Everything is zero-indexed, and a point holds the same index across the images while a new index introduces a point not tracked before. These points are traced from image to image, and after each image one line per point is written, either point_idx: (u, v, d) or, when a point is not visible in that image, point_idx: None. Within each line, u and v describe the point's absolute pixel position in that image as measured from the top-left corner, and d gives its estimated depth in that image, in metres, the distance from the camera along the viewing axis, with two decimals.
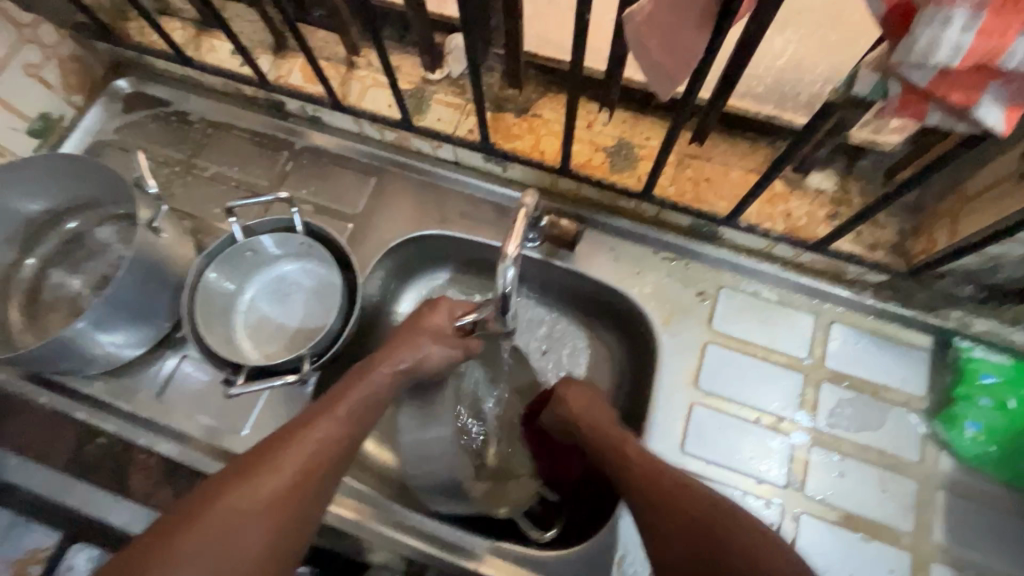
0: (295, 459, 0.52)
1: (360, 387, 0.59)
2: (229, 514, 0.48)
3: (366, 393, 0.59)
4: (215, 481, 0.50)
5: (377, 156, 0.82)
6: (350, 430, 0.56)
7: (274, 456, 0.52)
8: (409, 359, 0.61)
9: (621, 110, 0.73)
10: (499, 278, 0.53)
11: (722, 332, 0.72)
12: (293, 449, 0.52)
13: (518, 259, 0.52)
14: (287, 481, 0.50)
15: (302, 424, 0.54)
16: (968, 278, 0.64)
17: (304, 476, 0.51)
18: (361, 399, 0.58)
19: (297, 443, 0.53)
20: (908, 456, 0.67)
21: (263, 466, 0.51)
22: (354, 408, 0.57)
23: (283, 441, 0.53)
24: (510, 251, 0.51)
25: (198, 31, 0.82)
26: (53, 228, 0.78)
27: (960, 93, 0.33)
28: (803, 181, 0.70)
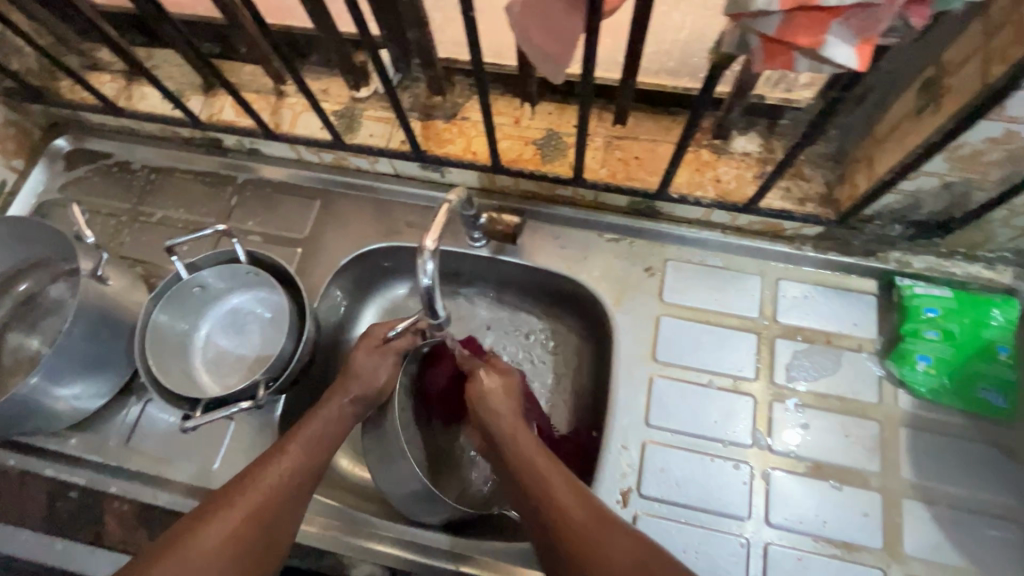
0: (251, 496, 0.54)
1: (316, 421, 0.61)
2: (190, 554, 0.49)
3: (325, 424, 0.61)
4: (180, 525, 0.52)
5: (319, 180, 0.83)
6: (308, 464, 0.58)
7: (232, 499, 0.54)
8: (361, 389, 0.63)
9: (545, 103, 0.75)
10: (421, 274, 0.54)
11: (673, 304, 0.73)
12: (252, 486, 0.55)
13: (438, 254, 0.54)
14: (246, 516, 0.53)
15: (259, 464, 0.57)
16: (895, 218, 0.66)
17: (263, 514, 0.54)
18: (316, 434, 0.60)
19: (256, 480, 0.55)
20: (868, 398, 0.68)
21: (223, 512, 0.52)
22: (311, 442, 0.59)
23: (239, 484, 0.55)
24: (427, 244, 0.53)
25: (128, 81, 0.84)
26: (6, 292, 0.78)
27: (806, 37, 0.35)
28: (728, 146, 0.71)
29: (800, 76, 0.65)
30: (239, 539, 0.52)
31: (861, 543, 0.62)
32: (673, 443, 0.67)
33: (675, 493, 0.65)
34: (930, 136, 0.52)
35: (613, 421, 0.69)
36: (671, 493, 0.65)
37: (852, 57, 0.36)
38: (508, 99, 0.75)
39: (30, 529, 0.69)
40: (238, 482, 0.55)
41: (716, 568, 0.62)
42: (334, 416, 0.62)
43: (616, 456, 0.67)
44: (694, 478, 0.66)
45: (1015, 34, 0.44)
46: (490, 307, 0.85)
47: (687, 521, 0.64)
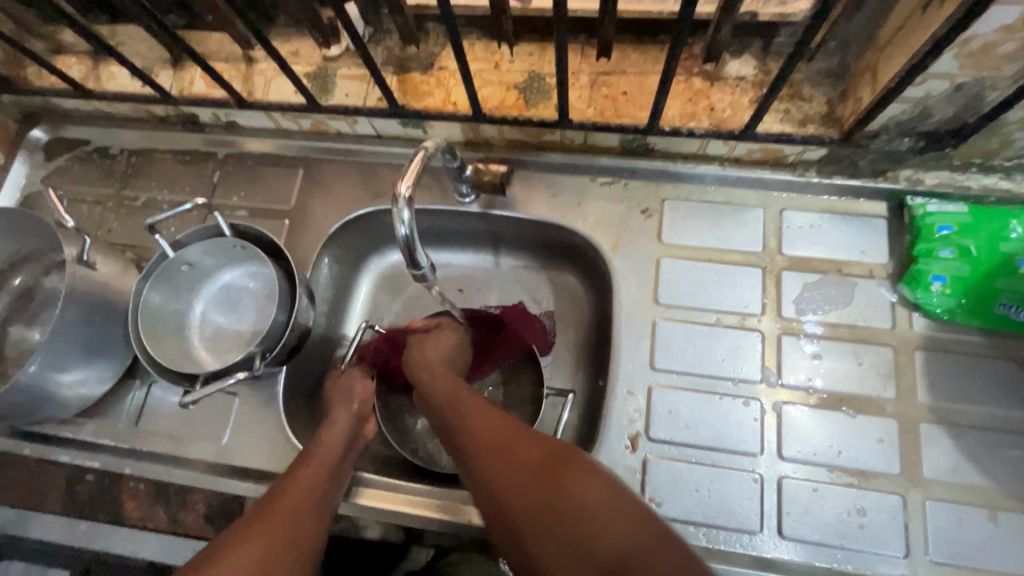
0: (292, 496, 0.56)
1: (327, 443, 0.63)
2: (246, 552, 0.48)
3: (335, 450, 0.63)
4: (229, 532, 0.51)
5: (301, 148, 0.81)
6: (323, 478, 0.60)
7: (273, 502, 0.56)
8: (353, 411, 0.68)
9: (525, 45, 0.71)
10: (399, 225, 0.53)
11: (673, 244, 0.71)
12: (290, 491, 0.57)
13: (413, 201, 0.52)
14: (293, 508, 0.55)
15: (290, 473, 0.60)
16: (904, 131, 0.62)
17: (303, 511, 0.56)
18: (327, 456, 0.62)
19: (292, 484, 0.58)
20: (880, 324, 0.65)
21: (261, 526, 0.52)
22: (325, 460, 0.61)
23: (275, 492, 0.57)
24: (402, 192, 0.51)
25: (95, 61, 0.81)
26: (2, 287, 0.78)
27: None
28: (721, 71, 0.67)
29: None
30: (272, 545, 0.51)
31: (878, 471, 0.61)
32: (681, 385, 0.66)
33: (685, 434, 0.64)
34: (936, 33, 0.48)
35: (618, 366, 0.67)
36: (681, 435, 0.64)
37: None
38: (485, 44, 0.72)
39: (53, 514, 0.70)
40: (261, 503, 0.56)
41: (730, 505, 0.61)
42: (342, 432, 0.65)
43: (623, 402, 0.66)
44: (704, 419, 0.65)
45: None
46: (485, 265, 0.83)
47: (698, 461, 0.63)
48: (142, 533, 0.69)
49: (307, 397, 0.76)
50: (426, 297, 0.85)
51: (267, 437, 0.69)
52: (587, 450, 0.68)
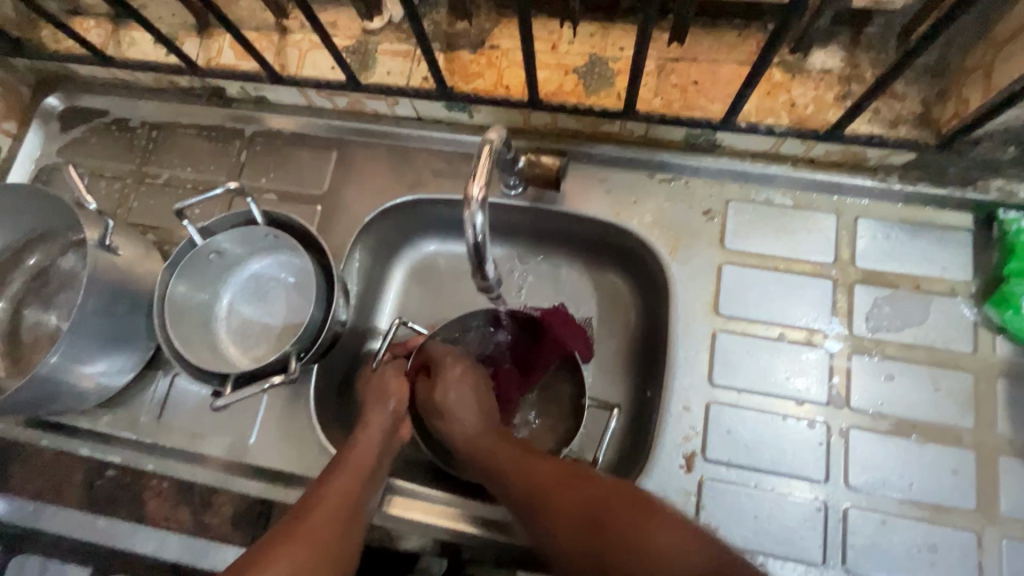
0: (323, 509, 0.52)
1: (362, 445, 0.58)
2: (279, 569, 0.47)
3: (372, 457, 0.58)
4: (262, 544, 0.49)
5: (335, 128, 0.75)
6: (356, 487, 0.55)
7: (303, 517, 0.52)
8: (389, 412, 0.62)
9: (586, 25, 0.65)
10: (469, 228, 0.48)
11: (737, 251, 0.66)
12: (322, 502, 0.53)
13: (485, 203, 0.47)
14: (324, 523, 0.52)
15: (320, 480, 0.55)
16: (1008, 138, 0.56)
17: (336, 528, 0.52)
18: (363, 464, 0.57)
19: (324, 496, 0.53)
20: (961, 347, 0.61)
21: (289, 545, 0.49)
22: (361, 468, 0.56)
23: (307, 502, 0.53)
24: (475, 194, 0.47)
25: (115, 25, 0.75)
26: (16, 267, 0.73)
27: None
28: (804, 62, 0.61)
29: None
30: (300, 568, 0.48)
31: (952, 505, 0.57)
32: (740, 404, 0.62)
33: (742, 456, 0.60)
34: None
35: (672, 380, 0.63)
36: (739, 456, 0.60)
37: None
38: (543, 22, 0.65)
39: (71, 508, 0.66)
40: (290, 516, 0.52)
41: (789, 533, 0.58)
42: (378, 437, 0.60)
43: (677, 419, 0.62)
44: (765, 440, 0.60)
45: None
46: (525, 261, 0.77)
47: (756, 485, 0.59)
48: (163, 532, 0.65)
49: (335, 396, 0.72)
50: (461, 289, 0.80)
51: (297, 439, 0.65)
52: (636, 466, 0.64)
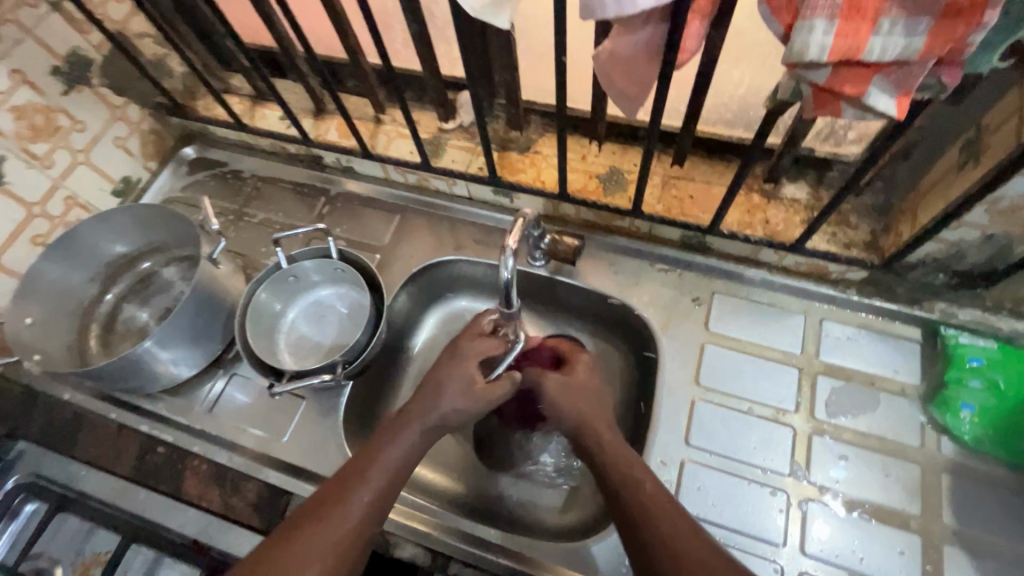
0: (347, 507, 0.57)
1: (396, 443, 0.62)
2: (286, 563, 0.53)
3: (405, 454, 0.62)
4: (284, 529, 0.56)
5: (402, 197, 0.94)
6: (378, 487, 0.59)
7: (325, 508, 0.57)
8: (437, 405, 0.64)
9: (610, 144, 0.83)
10: (501, 271, 0.62)
11: (719, 333, 0.78)
12: (343, 499, 0.57)
13: (514, 251, 0.61)
14: (342, 518, 0.56)
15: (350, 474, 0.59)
16: (938, 267, 0.69)
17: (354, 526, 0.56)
18: (390, 460, 0.61)
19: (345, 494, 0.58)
20: (909, 441, 0.69)
21: (301, 537, 0.55)
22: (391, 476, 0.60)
23: (334, 491, 0.58)
24: (510, 243, 0.61)
25: (253, 103, 0.98)
26: (129, 269, 0.89)
27: (851, 87, 0.40)
28: (778, 191, 0.77)
29: (848, 133, 0.72)
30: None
31: None
32: (712, 464, 0.70)
33: (711, 512, 0.67)
34: (970, 188, 0.57)
35: (654, 435, 0.72)
36: (707, 511, 0.68)
37: (921, 44, 0.36)
38: (577, 139, 0.84)
39: (118, 477, 0.76)
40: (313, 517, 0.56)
41: None
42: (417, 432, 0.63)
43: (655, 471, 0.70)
44: (731, 500, 0.68)
45: None
46: (541, 325, 0.91)
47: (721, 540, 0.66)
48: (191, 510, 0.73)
49: (361, 414, 0.83)
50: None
51: (321, 442, 0.76)
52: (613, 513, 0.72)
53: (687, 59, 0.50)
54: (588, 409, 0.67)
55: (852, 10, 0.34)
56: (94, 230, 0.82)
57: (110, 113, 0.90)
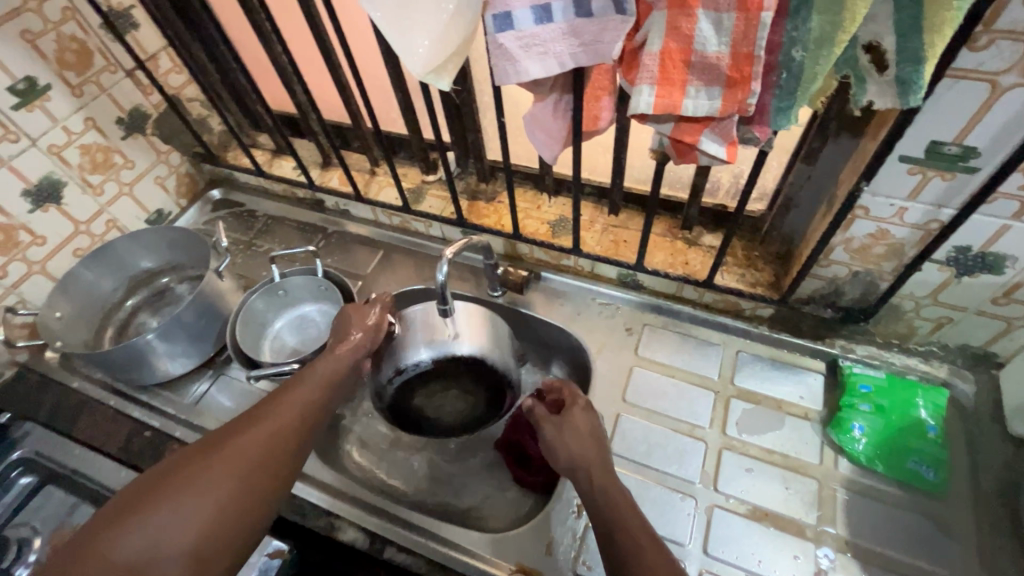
0: (287, 406, 0.66)
1: (326, 365, 0.72)
2: (231, 447, 0.60)
3: (337, 371, 0.73)
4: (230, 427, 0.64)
5: (387, 236, 1.10)
6: (311, 396, 0.69)
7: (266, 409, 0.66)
8: (327, 372, 0.72)
9: (561, 198, 0.99)
10: (437, 274, 0.71)
11: (646, 358, 0.88)
12: (283, 402, 0.67)
13: (451, 259, 0.72)
14: (282, 416, 0.65)
15: (288, 388, 0.69)
16: (827, 303, 0.80)
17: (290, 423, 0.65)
18: (324, 375, 0.71)
19: (283, 399, 0.67)
20: (809, 458, 0.76)
21: (243, 429, 0.63)
22: (283, 429, 0.64)
23: (272, 400, 0.67)
24: (447, 250, 0.72)
25: (273, 155, 1.18)
26: (149, 283, 1.04)
27: (690, 137, 0.55)
28: (698, 239, 0.91)
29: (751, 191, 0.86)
30: (203, 529, 0.54)
31: None
32: (631, 470, 0.78)
33: None
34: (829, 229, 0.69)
35: None
36: None
37: (719, 105, 0.50)
38: (533, 193, 1.00)
39: (108, 455, 0.86)
40: (182, 473, 0.57)
41: None
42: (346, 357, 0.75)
43: None
44: (645, 503, 0.75)
45: (861, 158, 0.63)
46: None
47: None
48: None
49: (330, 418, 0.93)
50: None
51: None
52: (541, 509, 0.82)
53: (600, 128, 0.64)
54: (590, 451, 0.67)
55: (665, 80, 0.50)
56: (126, 246, 0.98)
57: (156, 157, 1.10)
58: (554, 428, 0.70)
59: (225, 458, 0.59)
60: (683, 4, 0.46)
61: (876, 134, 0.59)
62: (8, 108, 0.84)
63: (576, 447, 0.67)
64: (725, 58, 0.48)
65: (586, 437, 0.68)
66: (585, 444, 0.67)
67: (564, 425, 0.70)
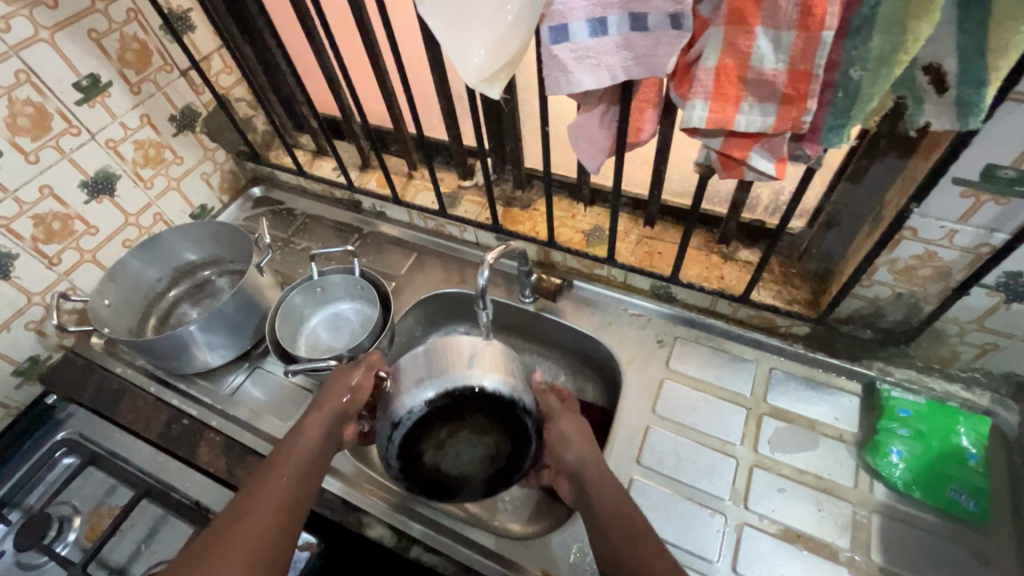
0: (268, 496, 0.62)
1: (302, 441, 0.69)
2: (215, 555, 0.56)
3: (315, 443, 0.69)
4: (211, 533, 0.59)
5: (421, 239, 1.12)
6: (292, 478, 0.65)
7: (246, 504, 0.62)
8: (301, 453, 0.67)
9: (596, 208, 0.99)
10: (477, 280, 0.72)
11: (677, 371, 0.88)
12: (263, 492, 0.63)
13: (491, 265, 0.72)
14: (266, 509, 0.61)
15: (265, 473, 0.65)
16: (867, 323, 0.79)
17: (276, 512, 0.61)
18: (303, 453, 0.67)
19: (265, 488, 0.63)
20: (843, 481, 0.75)
21: (226, 532, 0.59)
22: (271, 523, 0.60)
23: (250, 492, 0.63)
24: (488, 257, 0.73)
25: (314, 156, 1.20)
26: (190, 274, 1.07)
27: (738, 152, 0.55)
28: (734, 254, 0.90)
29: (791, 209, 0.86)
30: None
31: None
32: (660, 483, 0.77)
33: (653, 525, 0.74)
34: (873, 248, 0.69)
35: (609, 453, 0.81)
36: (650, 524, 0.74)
37: (772, 122, 0.51)
38: (569, 202, 1.01)
39: (147, 440, 0.88)
40: None
41: None
42: (320, 427, 0.71)
43: None
44: (673, 516, 0.74)
45: (911, 180, 0.62)
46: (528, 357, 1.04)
47: None
48: (201, 474, 0.84)
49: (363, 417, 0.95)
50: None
51: None
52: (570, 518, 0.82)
53: (643, 140, 0.66)
54: (585, 450, 0.71)
55: (719, 95, 0.50)
56: (172, 238, 1.01)
57: (203, 154, 1.13)
58: (556, 425, 0.73)
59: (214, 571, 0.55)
60: (741, 20, 0.46)
61: (928, 156, 0.58)
62: (72, 103, 0.88)
63: (569, 448, 0.71)
64: (782, 76, 0.48)
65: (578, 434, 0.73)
66: (577, 443, 0.71)
67: (558, 424, 0.73)
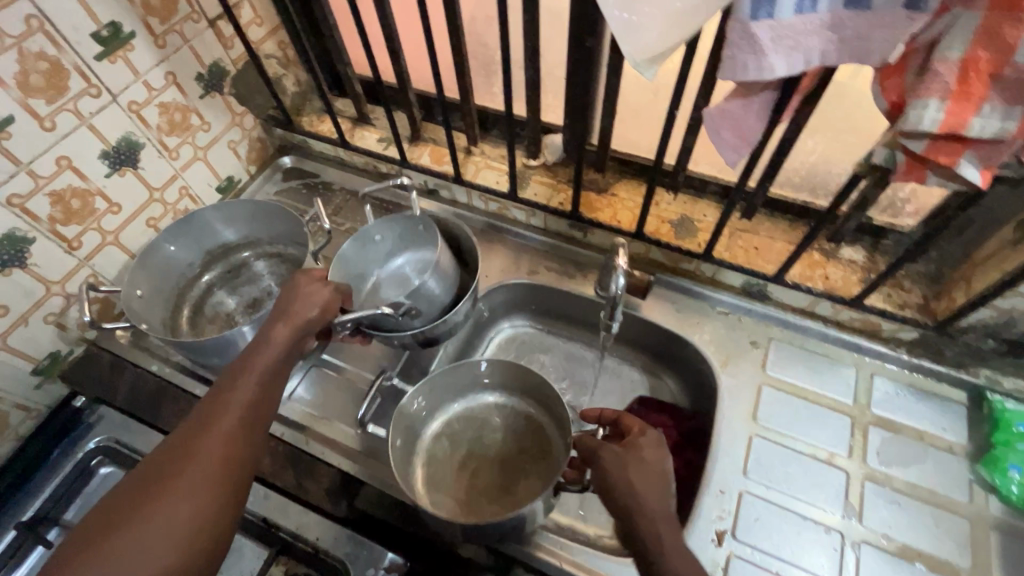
0: (214, 430, 0.55)
1: (249, 369, 0.60)
2: (165, 500, 0.50)
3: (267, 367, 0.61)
4: (147, 477, 0.52)
5: (480, 222, 1.02)
6: (245, 408, 0.58)
7: (190, 443, 0.54)
8: (250, 382, 0.59)
9: (682, 194, 0.91)
10: (612, 284, 0.71)
11: (775, 376, 0.83)
12: (209, 428, 0.55)
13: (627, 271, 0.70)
14: (216, 444, 0.54)
15: (206, 411, 0.57)
16: (988, 333, 0.75)
17: (232, 446, 0.55)
18: (253, 383, 0.59)
19: (209, 427, 0.55)
20: (957, 496, 0.73)
21: (169, 477, 0.52)
22: (225, 458, 0.54)
23: (190, 431, 0.55)
24: (621, 262, 0.70)
25: (354, 123, 1.07)
26: (224, 257, 0.96)
27: (946, 158, 0.48)
28: (837, 252, 0.84)
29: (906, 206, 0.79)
30: None
31: None
32: (770, 498, 0.74)
33: (767, 543, 0.71)
34: None
35: (713, 465, 0.76)
36: (764, 542, 0.71)
37: (1013, 126, 0.44)
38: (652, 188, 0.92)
39: None
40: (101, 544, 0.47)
41: None
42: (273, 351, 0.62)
43: (714, 499, 0.74)
44: (786, 533, 0.71)
45: None
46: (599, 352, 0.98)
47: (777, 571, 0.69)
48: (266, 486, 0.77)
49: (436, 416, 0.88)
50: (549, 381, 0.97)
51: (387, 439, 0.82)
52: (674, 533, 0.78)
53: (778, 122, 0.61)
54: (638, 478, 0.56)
55: (961, 94, 0.43)
56: (206, 218, 0.89)
57: (230, 119, 0.99)
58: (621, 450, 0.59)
59: (165, 517, 0.49)
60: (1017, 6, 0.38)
61: None
62: (91, 57, 0.74)
63: (620, 475, 0.57)
64: None
65: (638, 462, 0.57)
66: (633, 472, 0.56)
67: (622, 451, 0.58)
